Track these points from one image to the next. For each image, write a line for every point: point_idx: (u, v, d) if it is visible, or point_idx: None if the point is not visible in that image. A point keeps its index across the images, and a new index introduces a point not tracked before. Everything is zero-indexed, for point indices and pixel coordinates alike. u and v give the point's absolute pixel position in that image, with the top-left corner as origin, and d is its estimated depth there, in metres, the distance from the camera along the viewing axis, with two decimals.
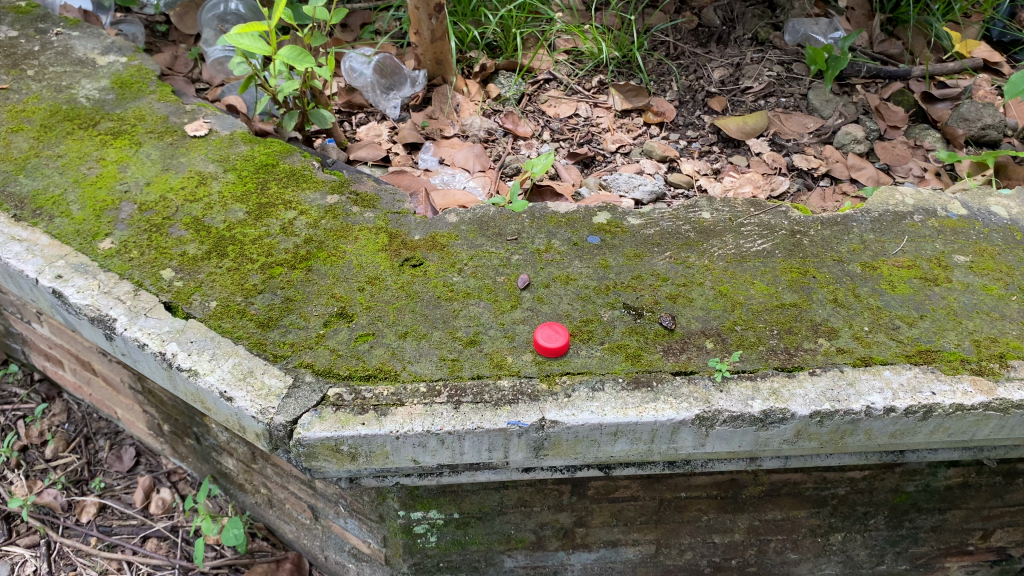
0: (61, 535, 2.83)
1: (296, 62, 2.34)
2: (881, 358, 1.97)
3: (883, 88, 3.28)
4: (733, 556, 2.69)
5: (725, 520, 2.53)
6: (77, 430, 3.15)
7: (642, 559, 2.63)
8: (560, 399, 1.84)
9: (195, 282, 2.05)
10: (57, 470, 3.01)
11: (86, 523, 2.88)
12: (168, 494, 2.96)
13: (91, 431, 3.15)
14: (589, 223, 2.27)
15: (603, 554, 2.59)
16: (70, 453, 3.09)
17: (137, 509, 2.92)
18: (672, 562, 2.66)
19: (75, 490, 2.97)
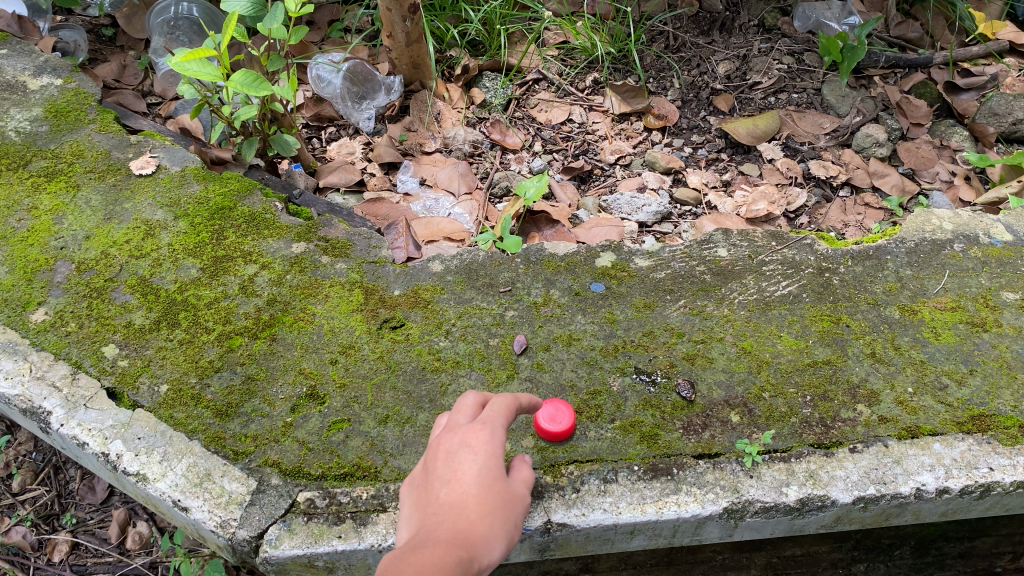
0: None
1: (253, 91, 2.05)
2: (929, 428, 1.73)
3: (903, 79, 3.00)
4: None
5: None
6: (46, 458, 2.39)
7: None
8: (568, 496, 1.60)
9: (142, 361, 1.78)
10: (21, 507, 2.28)
11: (58, 564, 2.18)
12: (147, 527, 2.23)
13: (61, 457, 2.38)
14: (592, 267, 2.01)
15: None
16: (39, 485, 2.34)
17: (112, 546, 2.21)
18: None
19: (43, 528, 2.25)
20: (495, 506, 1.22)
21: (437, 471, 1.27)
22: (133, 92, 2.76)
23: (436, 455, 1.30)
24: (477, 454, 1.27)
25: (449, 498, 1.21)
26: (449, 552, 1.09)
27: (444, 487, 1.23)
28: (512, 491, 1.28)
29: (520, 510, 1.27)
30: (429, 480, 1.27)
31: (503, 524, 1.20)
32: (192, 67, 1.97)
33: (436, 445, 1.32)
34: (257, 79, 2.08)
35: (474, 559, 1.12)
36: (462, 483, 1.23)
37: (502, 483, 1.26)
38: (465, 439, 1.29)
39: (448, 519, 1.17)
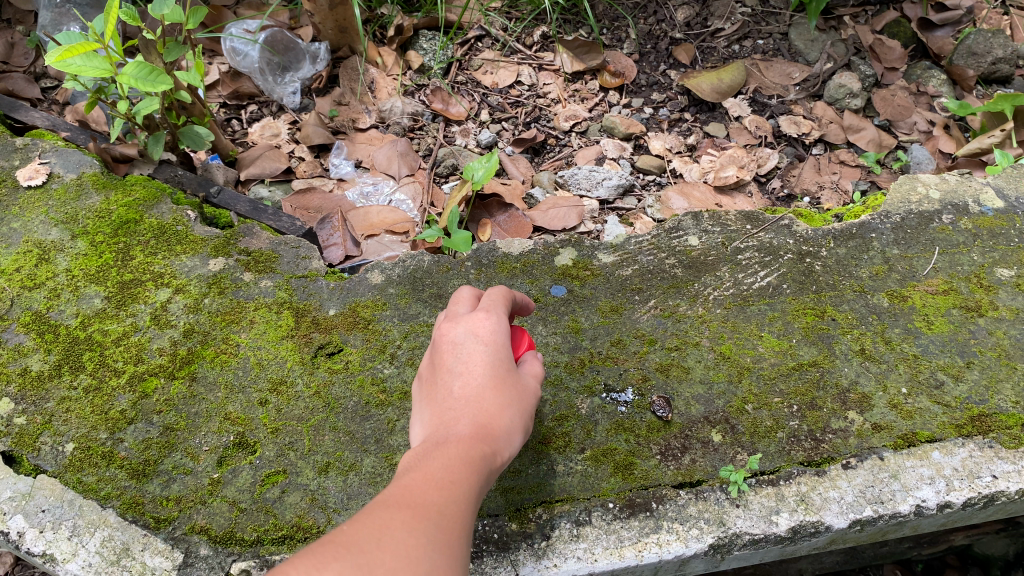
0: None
1: (149, 87, 1.77)
2: (927, 435, 1.58)
3: (874, 18, 2.77)
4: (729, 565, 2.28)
5: None
6: None
7: None
8: (536, 545, 1.43)
9: (42, 416, 1.54)
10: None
11: None
12: None
13: None
14: (551, 267, 1.83)
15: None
16: None
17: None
18: None
19: None
20: (511, 399, 1.19)
21: (447, 366, 1.22)
22: (24, 76, 2.45)
23: (440, 350, 1.26)
24: (484, 344, 1.23)
25: (462, 374, 1.20)
26: (474, 434, 1.10)
27: (458, 378, 1.20)
28: (516, 387, 1.22)
29: (529, 407, 1.22)
30: (438, 371, 1.24)
31: (519, 409, 1.19)
32: (74, 64, 1.71)
33: (440, 336, 1.28)
34: (154, 71, 1.80)
35: (496, 455, 1.10)
36: (475, 377, 1.19)
37: (514, 377, 1.22)
38: (472, 332, 1.25)
39: (468, 413, 1.14)
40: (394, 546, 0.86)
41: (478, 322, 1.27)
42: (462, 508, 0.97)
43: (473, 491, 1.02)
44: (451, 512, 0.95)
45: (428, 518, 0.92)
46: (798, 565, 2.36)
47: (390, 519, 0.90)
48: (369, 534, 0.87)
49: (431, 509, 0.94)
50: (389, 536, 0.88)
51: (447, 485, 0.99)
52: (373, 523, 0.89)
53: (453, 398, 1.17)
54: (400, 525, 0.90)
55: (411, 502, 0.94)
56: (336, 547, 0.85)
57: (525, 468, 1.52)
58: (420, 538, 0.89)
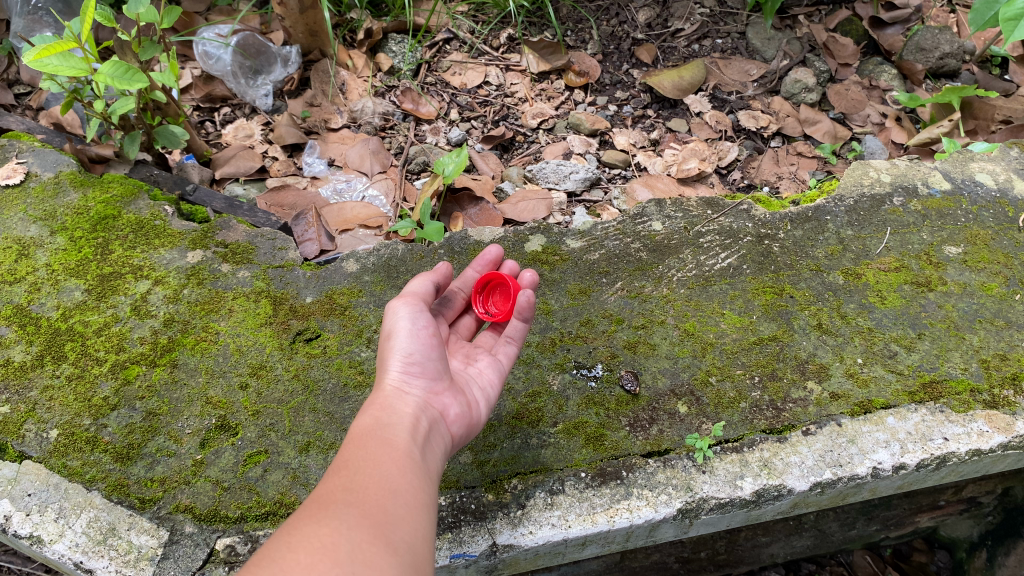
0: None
1: (126, 84, 1.83)
2: (882, 401, 1.65)
3: (827, 17, 2.88)
4: (702, 549, 2.29)
5: None
6: None
7: (606, 568, 2.23)
8: (512, 514, 1.48)
9: (26, 405, 1.58)
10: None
11: None
12: None
13: None
14: (522, 253, 1.92)
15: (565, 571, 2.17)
16: None
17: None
18: (637, 564, 2.26)
19: None
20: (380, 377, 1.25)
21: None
22: None
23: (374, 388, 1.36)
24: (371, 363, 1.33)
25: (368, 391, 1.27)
26: (368, 418, 1.14)
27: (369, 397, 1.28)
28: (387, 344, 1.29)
29: (392, 351, 1.27)
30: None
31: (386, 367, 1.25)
32: (51, 64, 1.74)
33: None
34: (130, 69, 1.86)
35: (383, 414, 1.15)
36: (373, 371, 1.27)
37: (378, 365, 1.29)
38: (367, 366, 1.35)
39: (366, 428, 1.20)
40: (305, 542, 0.87)
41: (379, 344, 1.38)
42: (369, 478, 1.00)
43: (375, 459, 1.04)
44: (358, 490, 0.97)
45: (337, 503, 0.94)
46: (769, 549, 2.34)
47: (297, 521, 0.91)
48: (279, 541, 0.88)
49: (335, 495, 0.96)
50: (299, 534, 0.88)
51: (345, 470, 1.02)
52: (283, 532, 0.89)
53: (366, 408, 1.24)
54: (306, 521, 0.90)
55: (319, 498, 0.96)
56: (251, 566, 0.85)
57: (500, 443, 1.58)
58: (333, 526, 0.90)
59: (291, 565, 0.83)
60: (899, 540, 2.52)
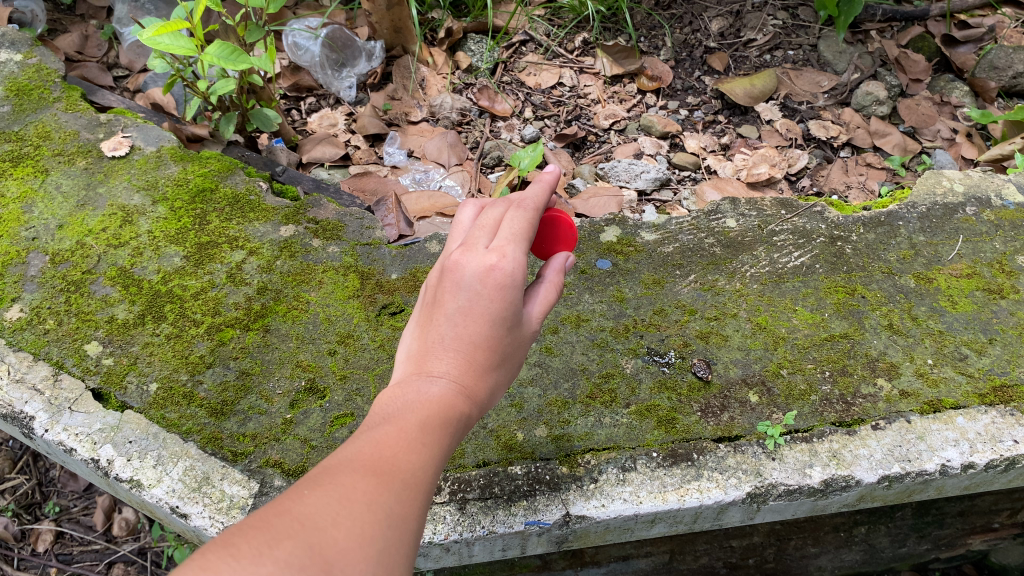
0: (15, 570, 2.27)
1: (231, 64, 1.94)
2: (952, 402, 1.67)
3: (900, 33, 2.92)
4: (751, 555, 2.27)
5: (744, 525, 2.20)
6: (24, 447, 2.51)
7: (654, 569, 2.24)
8: (585, 487, 1.53)
9: (128, 358, 1.67)
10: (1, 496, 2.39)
11: (44, 553, 2.31)
12: (133, 513, 2.39)
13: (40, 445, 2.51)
14: (597, 243, 1.98)
15: (612, 568, 2.19)
16: (17, 474, 2.45)
17: (99, 533, 2.35)
18: (685, 567, 2.25)
19: (26, 517, 2.37)
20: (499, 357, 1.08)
21: (444, 307, 1.08)
22: (97, 65, 2.61)
23: (449, 270, 1.10)
24: (492, 300, 1.06)
25: (468, 348, 1.05)
26: (453, 395, 1.02)
27: (454, 326, 1.06)
28: (516, 350, 1.11)
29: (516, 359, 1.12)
30: (438, 306, 1.10)
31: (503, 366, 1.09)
32: (163, 42, 1.86)
33: (465, 265, 1.09)
34: (235, 51, 1.97)
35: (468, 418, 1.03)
36: (491, 351, 1.06)
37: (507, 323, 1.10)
38: (485, 274, 1.08)
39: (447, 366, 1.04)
40: (350, 523, 0.82)
41: (510, 260, 1.09)
42: (428, 482, 0.93)
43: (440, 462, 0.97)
44: (415, 485, 0.91)
45: (393, 491, 0.88)
46: (817, 561, 2.31)
47: (349, 490, 0.85)
48: (326, 507, 0.82)
49: (395, 480, 0.89)
50: (347, 511, 0.83)
51: (416, 453, 0.94)
52: (334, 496, 0.84)
53: (447, 348, 1.05)
54: (358, 499, 0.85)
55: (379, 470, 0.89)
56: (289, 521, 0.79)
57: (574, 419, 1.63)
58: (378, 515, 0.84)
59: (329, 544, 0.78)
60: (949, 564, 2.48)
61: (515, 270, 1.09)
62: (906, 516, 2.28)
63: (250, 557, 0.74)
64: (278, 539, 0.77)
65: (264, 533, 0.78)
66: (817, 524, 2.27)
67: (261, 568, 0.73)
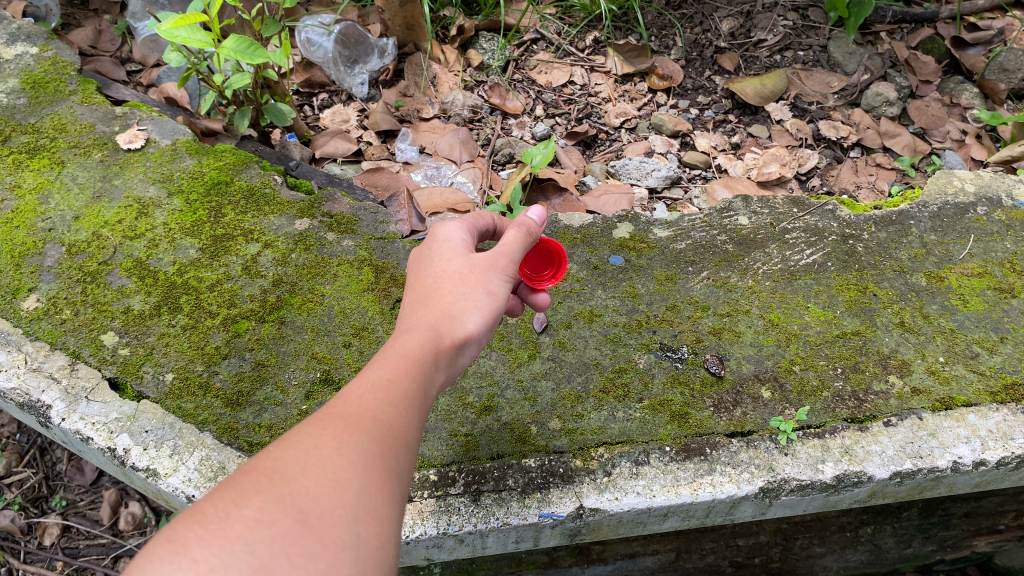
0: (22, 563, 2.27)
1: (247, 58, 1.95)
2: (963, 399, 1.68)
3: (910, 35, 2.93)
4: (757, 554, 2.24)
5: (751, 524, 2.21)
6: (31, 441, 2.52)
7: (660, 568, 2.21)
8: (599, 480, 1.53)
9: (144, 348, 1.68)
10: (8, 489, 2.40)
11: (50, 547, 2.32)
12: (139, 508, 2.39)
13: (47, 440, 2.52)
14: (610, 239, 1.98)
15: (619, 567, 2.18)
16: (25, 469, 2.47)
17: (105, 527, 2.35)
18: (692, 566, 2.22)
19: (33, 511, 2.38)
20: (455, 289, 1.20)
21: (407, 283, 1.28)
22: (111, 60, 2.63)
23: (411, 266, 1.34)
24: (434, 247, 1.29)
25: (425, 284, 1.23)
26: (419, 325, 1.13)
27: (414, 283, 1.26)
28: (473, 279, 1.22)
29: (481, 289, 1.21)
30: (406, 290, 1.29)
31: (464, 294, 1.20)
32: (181, 35, 1.87)
33: (416, 249, 1.35)
34: (251, 45, 1.98)
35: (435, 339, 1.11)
36: (442, 279, 1.22)
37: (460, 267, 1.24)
38: (428, 241, 1.33)
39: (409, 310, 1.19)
40: (320, 469, 0.87)
41: (443, 225, 1.35)
42: (400, 416, 0.98)
43: (411, 394, 1.02)
44: (385, 423, 0.96)
45: (362, 431, 0.94)
46: (823, 561, 2.27)
47: (316, 439, 0.91)
48: (295, 459, 0.88)
49: (363, 420, 0.95)
50: (315, 459, 0.88)
51: (383, 391, 1.00)
52: (302, 449, 0.89)
53: (412, 299, 1.22)
54: (326, 445, 0.90)
55: (345, 414, 0.95)
56: (259, 478, 0.85)
57: (587, 413, 1.64)
58: (349, 457, 0.90)
59: (300, 493, 0.84)
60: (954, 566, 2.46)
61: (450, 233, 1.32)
62: (912, 516, 2.29)
63: (217, 521, 0.79)
64: (246, 498, 0.82)
65: (233, 494, 0.83)
66: (823, 523, 2.26)
67: (231, 529, 0.79)
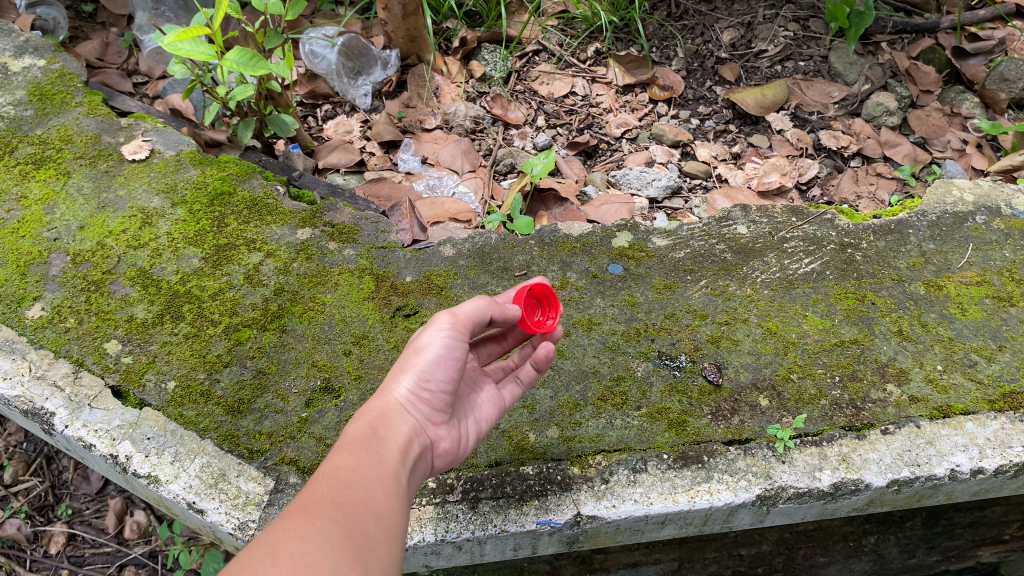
0: (27, 571, 2.30)
1: (250, 70, 1.97)
2: (961, 407, 1.68)
3: (910, 45, 2.94)
4: (759, 565, 2.20)
5: (753, 534, 2.21)
6: (38, 450, 2.53)
7: None
8: (596, 487, 1.54)
9: (147, 356, 1.69)
10: (15, 498, 2.42)
11: (56, 555, 2.34)
12: (144, 516, 2.40)
13: (53, 449, 2.54)
14: (609, 248, 2.00)
15: None
16: (31, 477, 2.48)
17: (111, 536, 2.37)
18: None
19: (39, 519, 2.40)
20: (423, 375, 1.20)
21: None
22: (117, 72, 2.66)
23: None
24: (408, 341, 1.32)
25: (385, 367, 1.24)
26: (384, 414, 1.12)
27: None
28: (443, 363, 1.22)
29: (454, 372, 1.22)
30: None
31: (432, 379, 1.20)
32: (184, 48, 1.90)
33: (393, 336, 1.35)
34: (254, 57, 2.00)
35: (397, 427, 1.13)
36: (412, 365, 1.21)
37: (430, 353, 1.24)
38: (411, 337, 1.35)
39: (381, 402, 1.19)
40: (290, 560, 0.82)
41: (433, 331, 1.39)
42: (365, 499, 0.94)
43: (376, 476, 0.99)
44: (351, 505, 0.92)
45: (323, 517, 0.89)
46: (827, 572, 2.22)
47: (283, 532, 0.85)
48: (262, 552, 0.82)
49: (327, 506, 0.90)
50: (284, 547, 0.83)
51: (347, 477, 0.96)
52: (268, 542, 0.84)
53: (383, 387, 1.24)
54: (291, 536, 0.85)
55: (304, 507, 0.90)
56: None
57: (585, 421, 1.65)
58: (317, 544, 0.85)
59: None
60: None
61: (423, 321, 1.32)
62: (915, 526, 2.28)
63: None
64: None
65: None
66: (825, 533, 2.25)
67: None
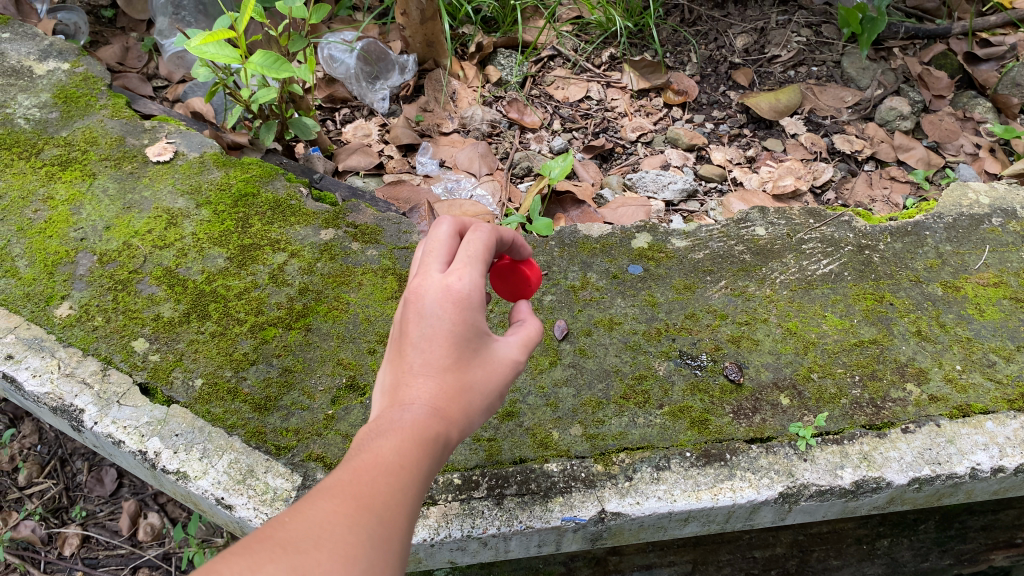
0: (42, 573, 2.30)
1: (273, 73, 2.00)
2: (981, 407, 1.69)
3: (922, 50, 2.96)
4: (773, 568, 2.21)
5: (767, 537, 2.22)
6: (52, 452, 2.54)
7: None
8: (620, 485, 1.56)
9: (174, 354, 1.71)
10: (30, 500, 2.44)
11: (70, 557, 2.35)
12: (157, 519, 2.41)
13: (67, 452, 2.55)
14: (628, 249, 2.02)
15: None
16: (45, 479, 2.49)
17: (124, 538, 2.38)
18: None
19: (53, 521, 2.41)
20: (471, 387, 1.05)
21: (410, 335, 1.06)
22: (138, 77, 2.69)
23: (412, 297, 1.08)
24: (453, 320, 1.05)
25: (433, 364, 1.04)
26: (427, 417, 1.00)
27: (421, 352, 1.04)
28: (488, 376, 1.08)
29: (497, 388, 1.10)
30: (404, 334, 1.07)
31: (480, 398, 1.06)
32: (210, 51, 1.92)
33: (419, 287, 1.08)
34: (277, 60, 2.03)
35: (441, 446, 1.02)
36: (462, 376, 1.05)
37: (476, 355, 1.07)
38: (445, 297, 1.06)
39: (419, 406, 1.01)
40: (331, 545, 0.83)
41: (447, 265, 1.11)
42: (408, 504, 0.92)
43: (420, 483, 0.95)
44: (395, 507, 0.90)
45: (371, 514, 0.88)
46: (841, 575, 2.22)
47: (329, 514, 0.86)
48: (308, 532, 0.83)
49: (374, 501, 0.89)
50: (328, 533, 0.84)
51: (395, 477, 0.93)
52: (315, 520, 0.85)
53: (417, 373, 1.03)
54: (339, 523, 0.85)
55: (354, 494, 0.89)
56: (273, 546, 0.81)
57: (608, 419, 1.66)
58: (360, 538, 0.85)
59: (311, 566, 0.80)
60: None
61: (472, 289, 1.08)
62: (929, 529, 2.29)
63: None
64: (261, 564, 0.78)
65: (247, 557, 0.79)
66: (839, 535, 2.25)
67: None
